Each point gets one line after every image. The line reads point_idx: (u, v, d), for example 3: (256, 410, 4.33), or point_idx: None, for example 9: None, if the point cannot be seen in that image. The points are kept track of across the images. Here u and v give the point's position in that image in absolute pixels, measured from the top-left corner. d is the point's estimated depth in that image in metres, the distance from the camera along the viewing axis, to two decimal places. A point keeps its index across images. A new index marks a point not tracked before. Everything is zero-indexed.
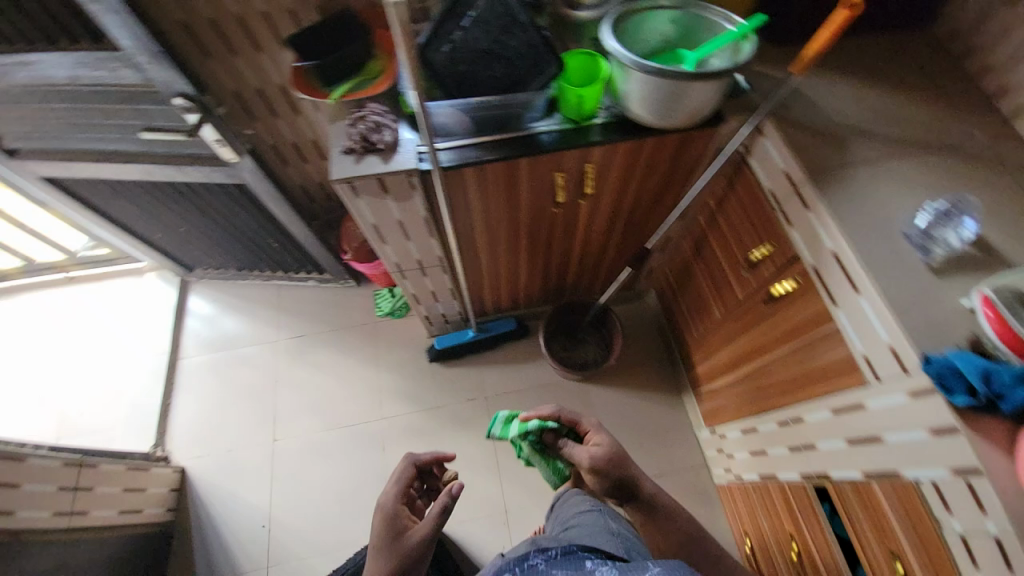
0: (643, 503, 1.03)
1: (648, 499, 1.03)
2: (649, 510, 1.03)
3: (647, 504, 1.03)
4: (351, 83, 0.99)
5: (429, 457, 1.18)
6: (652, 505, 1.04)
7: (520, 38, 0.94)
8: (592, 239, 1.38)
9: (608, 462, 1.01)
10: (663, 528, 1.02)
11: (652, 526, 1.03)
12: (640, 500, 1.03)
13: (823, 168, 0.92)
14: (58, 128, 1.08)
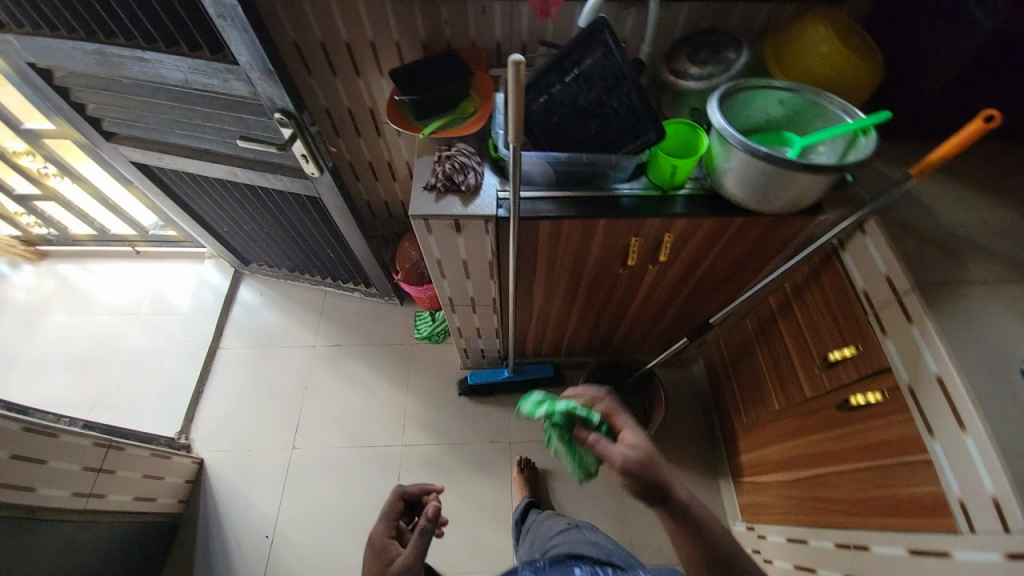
0: (679, 520, 0.78)
1: (688, 514, 0.78)
2: (689, 530, 0.78)
3: (686, 522, 0.78)
4: (443, 120, 1.00)
5: (416, 489, 1.13)
6: (694, 526, 0.78)
7: (621, 100, 0.90)
8: (652, 303, 1.32)
9: (639, 463, 0.80)
10: (702, 553, 0.76)
11: (687, 549, 0.77)
12: (679, 516, 0.78)
13: (931, 281, 0.84)
14: (161, 122, 1.13)
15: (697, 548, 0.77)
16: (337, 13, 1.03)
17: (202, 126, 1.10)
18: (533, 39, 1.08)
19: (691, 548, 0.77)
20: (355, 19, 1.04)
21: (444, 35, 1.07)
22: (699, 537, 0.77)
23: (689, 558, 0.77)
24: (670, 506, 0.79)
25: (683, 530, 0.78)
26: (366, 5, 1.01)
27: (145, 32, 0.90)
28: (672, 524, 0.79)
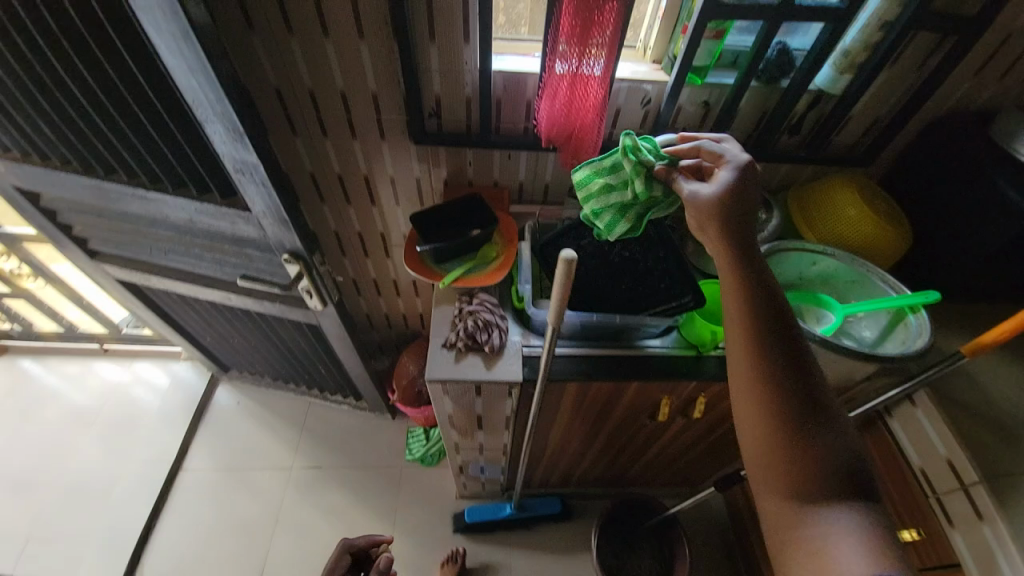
0: (754, 271, 0.60)
1: (772, 287, 0.60)
2: (768, 303, 0.59)
3: (764, 290, 0.60)
4: (465, 264, 0.93)
5: (365, 540, 1.07)
6: (772, 299, 0.59)
7: (656, 260, 0.88)
8: (675, 446, 1.21)
9: (740, 204, 0.62)
10: (774, 330, 0.58)
11: (756, 315, 0.58)
12: (760, 284, 0.60)
13: (1000, 472, 0.76)
14: (155, 248, 1.05)
15: (772, 321, 0.58)
16: (359, 152, 1.01)
17: (200, 255, 1.02)
18: (556, 183, 1.06)
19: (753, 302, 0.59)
20: (379, 158, 1.02)
21: (466, 174, 1.05)
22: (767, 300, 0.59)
23: (757, 324, 0.58)
24: (754, 267, 0.61)
25: (748, 279, 0.59)
26: (388, 146, 0.99)
27: (153, 173, 0.84)
28: (737, 274, 0.60)
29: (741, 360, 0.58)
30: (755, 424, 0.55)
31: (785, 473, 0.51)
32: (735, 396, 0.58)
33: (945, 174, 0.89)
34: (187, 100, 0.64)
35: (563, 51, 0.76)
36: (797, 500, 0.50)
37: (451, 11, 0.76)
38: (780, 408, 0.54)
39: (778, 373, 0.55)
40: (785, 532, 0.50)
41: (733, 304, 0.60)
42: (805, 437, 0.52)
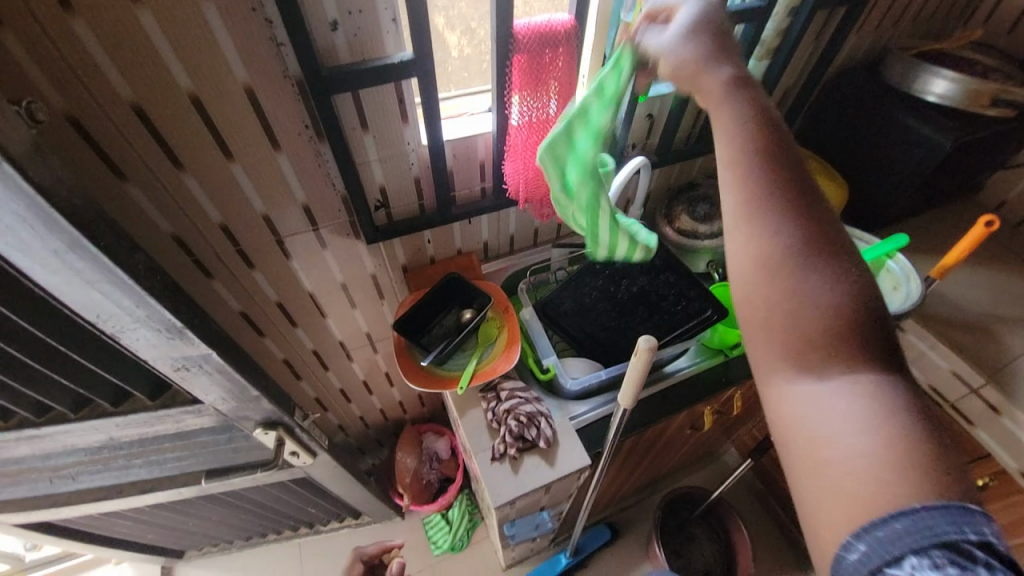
0: (766, 115, 0.49)
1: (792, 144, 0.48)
2: (782, 154, 0.46)
3: (775, 143, 0.47)
4: (474, 354, 0.83)
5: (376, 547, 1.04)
6: (786, 155, 0.47)
7: (665, 286, 0.86)
8: (705, 435, 1.21)
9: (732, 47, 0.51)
10: (790, 182, 0.45)
11: (767, 165, 0.46)
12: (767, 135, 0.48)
13: (999, 368, 0.85)
14: (56, 480, 0.75)
15: (788, 172, 0.46)
16: (299, 271, 0.83)
17: (128, 463, 0.77)
18: (522, 232, 0.98)
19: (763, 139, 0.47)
20: (322, 268, 0.85)
21: (427, 252, 0.92)
22: (782, 144, 0.47)
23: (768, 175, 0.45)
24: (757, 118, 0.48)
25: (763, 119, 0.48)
26: (333, 252, 0.83)
27: (38, 403, 0.61)
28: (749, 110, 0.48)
29: (744, 219, 0.45)
30: (762, 287, 0.43)
31: (794, 339, 0.41)
32: (734, 258, 0.45)
33: (859, 122, 0.98)
34: (91, 318, 0.46)
35: (520, 103, 0.68)
36: (801, 346, 0.40)
37: (383, 96, 0.64)
38: (796, 245, 0.43)
39: (801, 230, 0.43)
40: (784, 417, 0.40)
41: (735, 158, 0.47)
42: (830, 304, 0.40)
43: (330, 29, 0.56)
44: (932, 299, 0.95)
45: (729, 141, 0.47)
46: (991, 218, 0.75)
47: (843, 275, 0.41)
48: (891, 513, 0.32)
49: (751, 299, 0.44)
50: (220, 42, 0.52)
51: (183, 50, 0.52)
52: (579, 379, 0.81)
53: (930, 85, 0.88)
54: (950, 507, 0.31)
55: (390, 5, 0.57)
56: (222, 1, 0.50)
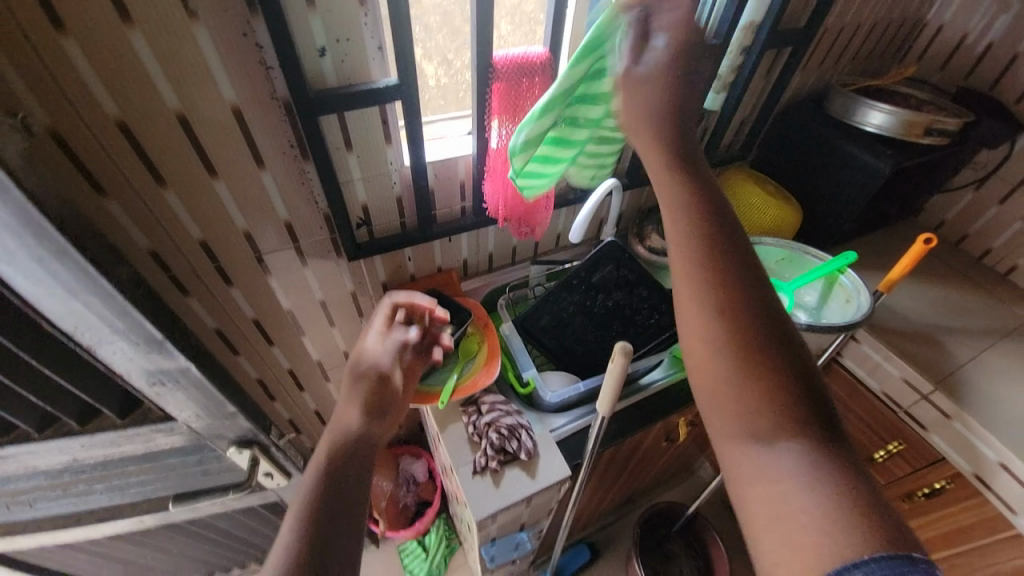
0: (702, 190, 0.56)
1: (728, 218, 0.55)
2: (718, 231, 0.53)
3: (714, 218, 0.54)
4: (454, 368, 0.84)
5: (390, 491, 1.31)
6: (732, 241, 0.53)
7: (640, 301, 0.90)
8: (681, 448, 1.24)
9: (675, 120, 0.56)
10: (730, 255, 0.52)
11: (716, 259, 0.51)
12: (716, 235, 0.53)
13: (944, 375, 0.92)
14: (12, 507, 0.73)
15: (722, 245, 0.52)
16: (278, 289, 0.83)
17: (90, 489, 0.74)
18: (500, 251, 1.01)
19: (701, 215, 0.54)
20: (302, 286, 0.85)
21: (407, 270, 0.94)
22: (720, 221, 0.54)
23: (720, 274, 0.50)
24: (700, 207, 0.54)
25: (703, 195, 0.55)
26: (313, 270, 0.83)
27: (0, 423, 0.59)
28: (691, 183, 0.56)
29: (689, 296, 0.51)
30: (720, 378, 0.47)
31: (741, 410, 0.45)
32: (687, 332, 0.51)
33: (809, 150, 1.07)
34: (67, 329, 0.46)
35: (499, 127, 0.72)
36: (752, 415, 0.44)
37: (367, 119, 0.67)
38: (742, 315, 0.48)
39: (741, 301, 0.49)
40: (746, 477, 0.43)
41: (684, 245, 0.53)
42: (774, 381, 0.45)
43: (318, 55, 0.59)
44: (881, 312, 1.03)
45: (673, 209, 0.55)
46: (928, 238, 0.82)
47: (779, 348, 0.47)
48: (849, 566, 0.34)
49: (707, 368, 0.48)
50: (209, 63, 0.54)
51: (171, 71, 0.53)
52: (559, 391, 0.83)
53: (869, 117, 0.96)
54: (895, 560, 0.34)
55: (376, 35, 0.60)
56: (214, 25, 0.52)
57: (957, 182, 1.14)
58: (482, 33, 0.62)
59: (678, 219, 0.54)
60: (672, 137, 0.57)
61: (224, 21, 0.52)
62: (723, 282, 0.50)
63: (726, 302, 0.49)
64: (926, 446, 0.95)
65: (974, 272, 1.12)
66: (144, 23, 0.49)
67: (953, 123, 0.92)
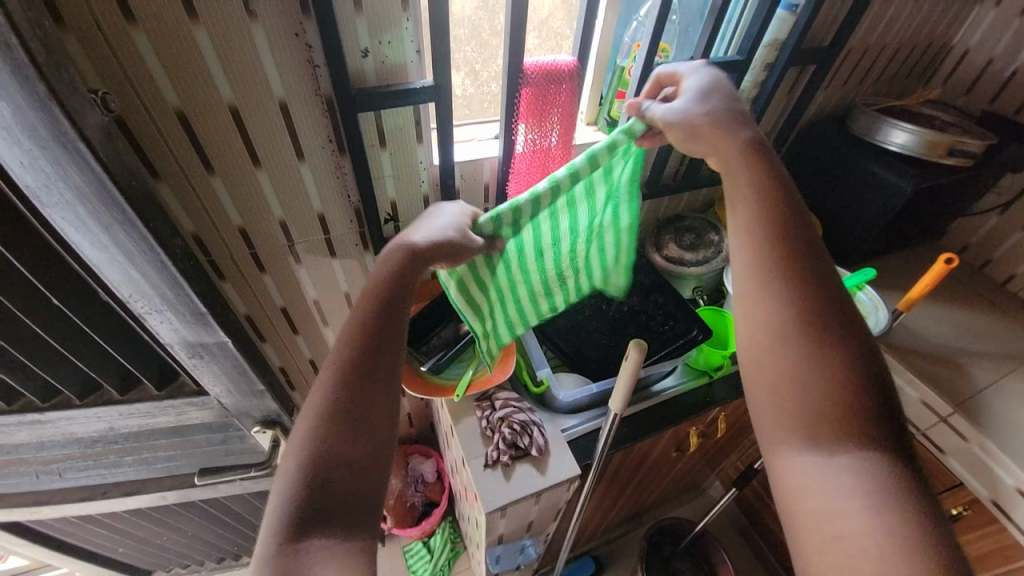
0: (778, 189, 0.57)
1: (805, 217, 0.56)
2: (792, 228, 0.55)
3: (788, 217, 0.55)
4: (469, 364, 0.86)
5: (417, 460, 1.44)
6: (803, 239, 0.55)
7: (655, 308, 0.92)
8: (691, 462, 1.23)
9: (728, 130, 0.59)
10: (801, 252, 0.54)
11: (787, 256, 0.53)
12: (785, 230, 0.55)
13: (963, 397, 0.91)
14: (42, 476, 0.75)
15: (794, 243, 0.54)
16: (307, 278, 0.87)
17: (118, 461, 0.77)
18: None
19: (774, 212, 0.55)
20: (329, 278, 0.89)
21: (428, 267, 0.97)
22: (797, 220, 0.55)
23: (791, 271, 0.53)
24: (780, 217, 0.55)
25: (781, 194, 0.57)
26: (339, 262, 0.87)
27: (47, 387, 0.63)
28: (763, 182, 0.57)
29: (754, 288, 0.53)
30: (781, 375, 0.49)
31: (800, 407, 0.47)
32: (749, 325, 0.53)
33: (830, 168, 1.08)
34: (125, 297, 0.53)
35: (524, 132, 0.76)
36: (810, 412, 0.46)
37: (402, 118, 0.71)
38: (808, 311, 0.50)
39: (811, 298, 0.51)
40: (790, 474, 0.45)
41: (760, 255, 0.54)
42: (839, 382, 0.47)
43: (361, 56, 0.63)
44: (900, 332, 1.02)
45: (749, 204, 0.56)
46: (950, 256, 0.80)
47: (847, 349, 0.48)
48: None
49: (766, 364, 0.51)
50: (262, 58, 0.58)
51: (229, 65, 0.58)
52: (570, 392, 0.83)
53: (892, 136, 0.97)
54: None
55: (416, 40, 0.64)
56: (269, 25, 0.56)
57: (981, 207, 1.14)
58: (514, 42, 0.66)
59: (754, 227, 0.55)
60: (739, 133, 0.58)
61: (278, 21, 0.56)
62: (791, 279, 0.52)
63: (794, 300, 0.51)
64: (942, 469, 0.93)
65: (998, 297, 1.11)
66: (207, 20, 0.54)
67: (977, 143, 0.93)
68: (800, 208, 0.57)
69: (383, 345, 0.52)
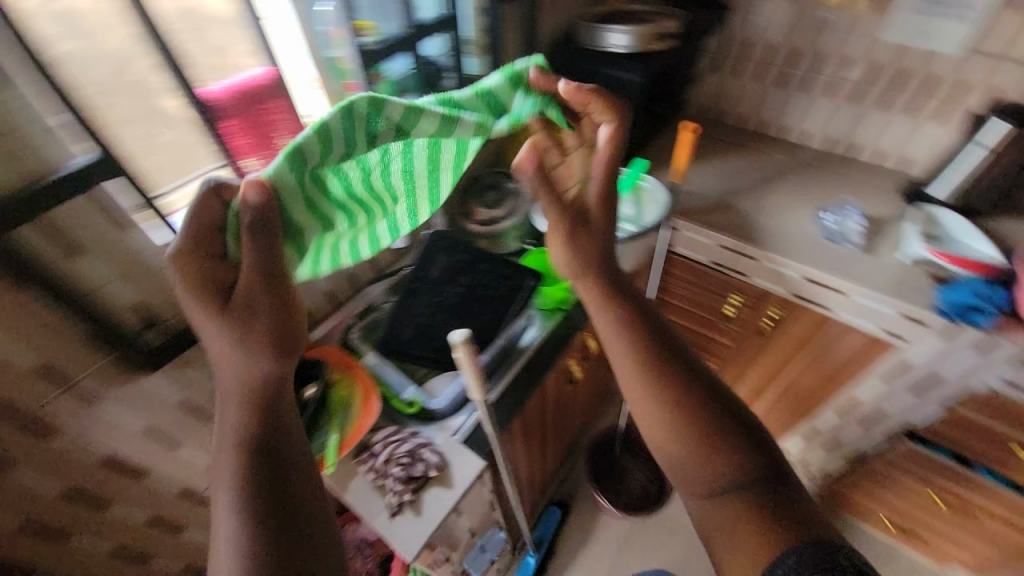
0: (621, 293, 0.63)
1: (649, 309, 0.64)
2: (643, 326, 0.61)
3: (633, 315, 0.62)
4: (331, 427, 0.78)
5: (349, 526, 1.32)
6: (652, 329, 0.61)
7: (488, 276, 0.93)
8: (590, 381, 1.32)
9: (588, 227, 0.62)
10: (655, 341, 0.60)
11: (647, 351, 0.59)
12: (639, 328, 0.61)
13: (743, 229, 1.10)
14: None
15: (647, 335, 0.60)
16: (81, 440, 0.67)
17: None
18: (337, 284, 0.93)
19: (621, 318, 0.61)
20: (115, 423, 0.70)
21: None
22: (643, 316, 0.62)
23: (656, 361, 0.58)
24: (632, 316, 0.62)
25: (623, 301, 0.62)
26: (115, 401, 0.69)
27: None
28: (601, 291, 0.63)
29: (636, 386, 0.58)
30: (681, 448, 0.55)
31: (702, 473, 0.54)
32: (641, 417, 0.58)
33: (580, 82, 1.16)
34: None
35: (258, 163, 0.72)
36: (712, 476, 0.54)
37: (82, 212, 0.56)
38: (679, 386, 0.57)
39: (676, 378, 0.58)
40: (720, 529, 0.52)
41: (621, 343, 0.60)
42: (722, 437, 0.55)
43: None
44: (686, 197, 1.19)
45: (605, 317, 0.62)
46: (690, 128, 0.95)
47: (716, 410, 0.56)
48: None
49: (664, 447, 0.56)
50: None
51: None
52: (443, 394, 0.83)
53: (612, 41, 1.07)
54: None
55: (40, 113, 0.49)
56: None
57: (702, 70, 1.34)
58: None
59: (614, 330, 0.61)
60: (567, 255, 0.63)
61: None
62: (660, 367, 0.58)
63: (667, 390, 0.57)
64: (753, 288, 1.14)
65: (739, 138, 1.34)
66: None
67: (673, 25, 1.08)
68: (642, 303, 0.64)
69: (286, 470, 0.47)
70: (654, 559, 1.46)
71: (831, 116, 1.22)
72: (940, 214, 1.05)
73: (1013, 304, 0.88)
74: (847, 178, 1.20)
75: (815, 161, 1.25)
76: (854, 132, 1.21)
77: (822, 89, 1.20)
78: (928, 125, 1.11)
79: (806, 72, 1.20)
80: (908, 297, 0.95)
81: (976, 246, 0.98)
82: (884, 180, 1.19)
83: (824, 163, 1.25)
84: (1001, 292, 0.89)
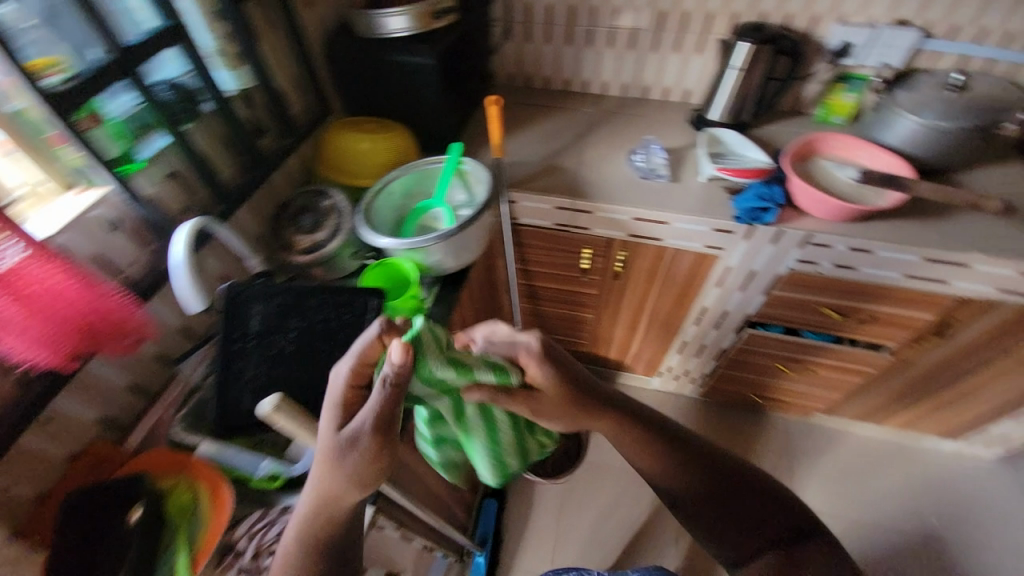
0: (630, 413, 0.69)
1: (651, 413, 0.71)
2: (650, 431, 0.69)
3: (641, 425, 0.69)
4: (177, 543, 0.66)
5: None
6: (660, 431, 0.70)
7: (321, 309, 0.80)
8: None
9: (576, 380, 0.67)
10: (662, 441, 0.69)
11: (664, 452, 0.69)
12: (649, 434, 0.69)
13: (570, 187, 1.15)
14: None
15: (658, 438, 0.69)
16: None
17: None
18: (139, 371, 0.80)
19: (633, 432, 0.69)
20: None
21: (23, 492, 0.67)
22: (648, 420, 0.70)
23: (673, 461, 0.69)
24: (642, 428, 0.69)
25: (633, 419, 0.69)
26: None
27: None
28: (617, 422, 0.69)
29: (662, 479, 0.70)
30: (714, 523, 0.69)
31: (727, 532, 0.68)
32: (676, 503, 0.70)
33: (371, 76, 1.09)
34: None
35: None
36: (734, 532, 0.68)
37: None
38: (700, 479, 0.68)
39: (693, 468, 0.69)
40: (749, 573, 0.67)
41: (645, 458, 0.69)
42: (739, 503, 0.68)
43: None
44: (514, 169, 1.20)
45: (626, 443, 0.69)
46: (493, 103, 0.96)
47: (729, 482, 0.69)
48: None
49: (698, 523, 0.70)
50: None
51: None
52: None
53: (392, 25, 1.02)
54: None
55: None
56: None
57: (496, 41, 1.34)
58: None
59: (631, 445, 0.69)
60: (571, 399, 0.67)
61: None
62: (678, 463, 0.69)
63: (688, 482, 0.69)
64: (597, 238, 1.21)
65: (550, 99, 1.39)
66: None
67: (448, 1, 1.05)
68: (642, 408, 0.71)
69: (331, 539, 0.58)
70: (592, 506, 1.55)
71: (618, 64, 1.31)
72: (720, 133, 1.19)
73: (784, 196, 1.05)
74: (647, 118, 1.31)
75: (618, 107, 1.35)
76: (641, 75, 1.32)
77: (603, 40, 1.28)
78: (693, 57, 1.25)
79: (586, 26, 1.27)
80: (712, 214, 1.08)
81: (750, 154, 1.14)
82: (675, 112, 1.32)
83: (626, 107, 1.35)
84: (776, 188, 1.05)
